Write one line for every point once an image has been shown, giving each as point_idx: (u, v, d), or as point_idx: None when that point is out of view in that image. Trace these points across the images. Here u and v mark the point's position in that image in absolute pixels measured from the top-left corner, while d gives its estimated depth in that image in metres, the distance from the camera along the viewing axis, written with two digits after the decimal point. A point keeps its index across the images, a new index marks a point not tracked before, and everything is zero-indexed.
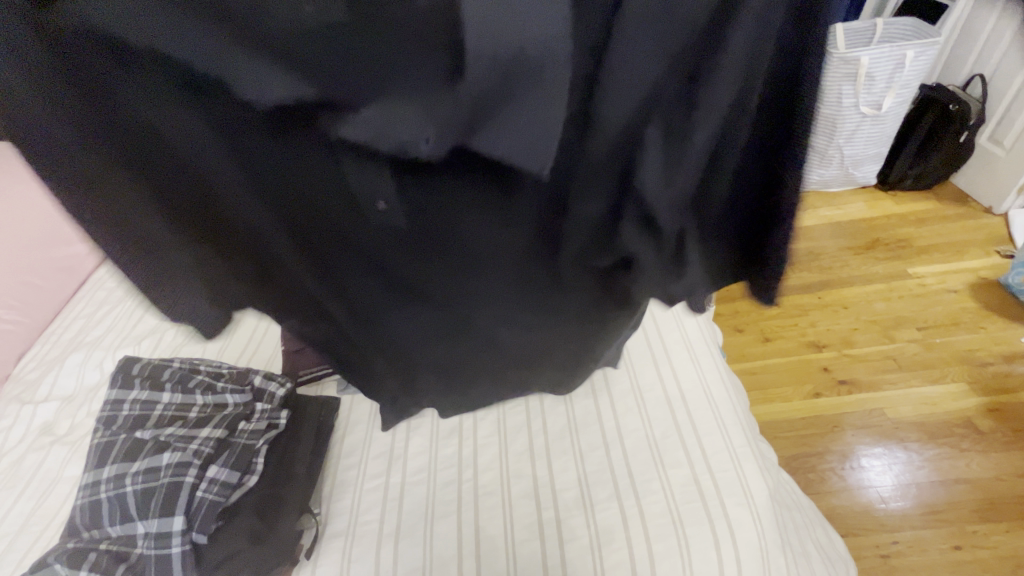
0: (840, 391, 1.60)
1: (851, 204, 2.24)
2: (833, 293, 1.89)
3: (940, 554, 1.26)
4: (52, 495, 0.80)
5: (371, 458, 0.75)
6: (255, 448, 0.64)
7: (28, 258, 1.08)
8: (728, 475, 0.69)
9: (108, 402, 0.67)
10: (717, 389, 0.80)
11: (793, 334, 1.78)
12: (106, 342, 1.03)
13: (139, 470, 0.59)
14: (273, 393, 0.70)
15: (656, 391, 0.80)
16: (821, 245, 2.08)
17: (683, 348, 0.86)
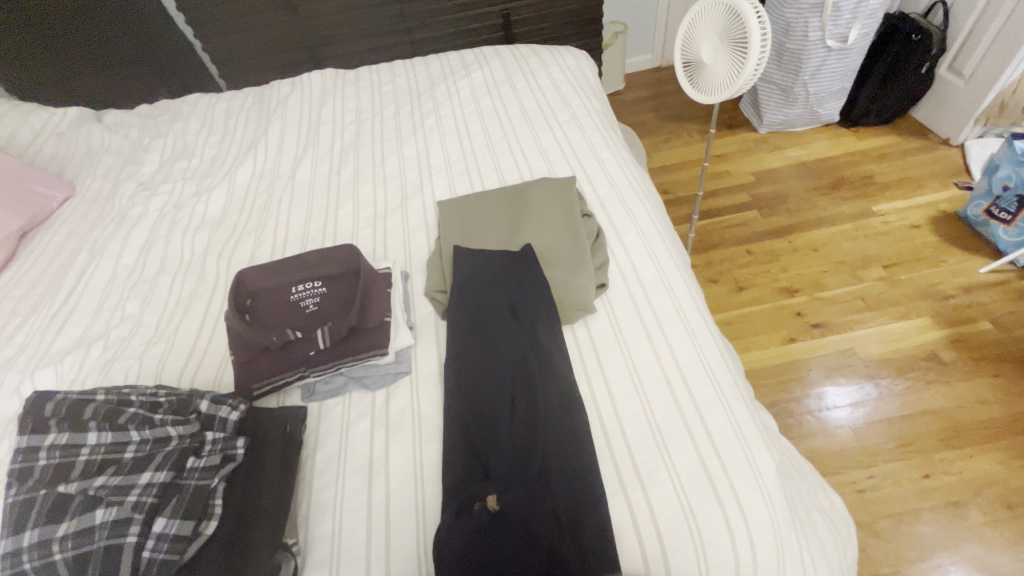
0: (812, 334, 1.63)
1: (816, 142, 2.27)
2: (802, 237, 1.91)
3: (911, 485, 1.31)
4: None
5: (350, 471, 0.68)
6: (212, 487, 0.54)
7: None
8: (737, 456, 0.65)
9: (20, 452, 0.55)
10: (715, 361, 0.75)
11: (766, 281, 1.80)
12: (23, 362, 0.89)
13: (68, 534, 0.50)
14: (224, 420, 0.59)
15: (654, 369, 0.74)
16: (788, 187, 2.10)
17: (677, 319, 0.79)
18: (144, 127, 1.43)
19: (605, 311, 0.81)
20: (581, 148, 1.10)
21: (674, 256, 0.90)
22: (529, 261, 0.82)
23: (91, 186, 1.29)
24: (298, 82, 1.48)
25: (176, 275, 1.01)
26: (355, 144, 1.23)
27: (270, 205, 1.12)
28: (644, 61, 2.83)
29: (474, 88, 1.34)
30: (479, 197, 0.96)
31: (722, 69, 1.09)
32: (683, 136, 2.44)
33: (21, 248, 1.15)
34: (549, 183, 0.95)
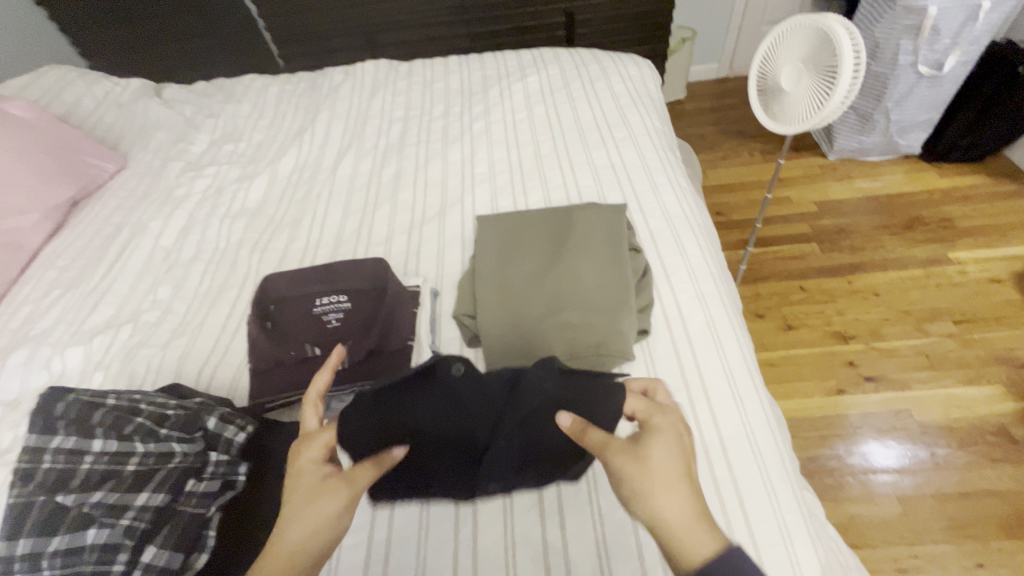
0: (864, 388, 1.50)
1: (890, 176, 2.09)
2: (864, 279, 1.76)
3: (960, 572, 1.18)
4: None
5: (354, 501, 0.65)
6: (206, 518, 0.52)
7: None
8: (777, 551, 0.58)
9: (25, 452, 0.54)
10: (762, 435, 0.68)
11: (818, 323, 1.67)
12: (54, 338, 0.91)
13: (57, 552, 0.47)
14: (230, 440, 0.57)
15: (691, 436, 0.66)
16: (853, 222, 1.95)
17: (723, 380, 0.71)
18: (199, 105, 1.45)
19: (644, 361, 0.73)
20: (635, 172, 1.02)
21: (725, 303, 0.82)
22: (564, 297, 0.75)
23: (141, 161, 1.31)
24: (351, 71, 1.45)
25: (209, 263, 1.00)
26: (399, 143, 1.20)
27: (308, 199, 1.10)
28: (710, 70, 2.69)
29: (529, 93, 1.28)
30: (521, 214, 0.90)
31: (803, 98, 0.98)
32: (744, 155, 2.30)
33: (70, 218, 1.18)
34: (597, 209, 0.88)
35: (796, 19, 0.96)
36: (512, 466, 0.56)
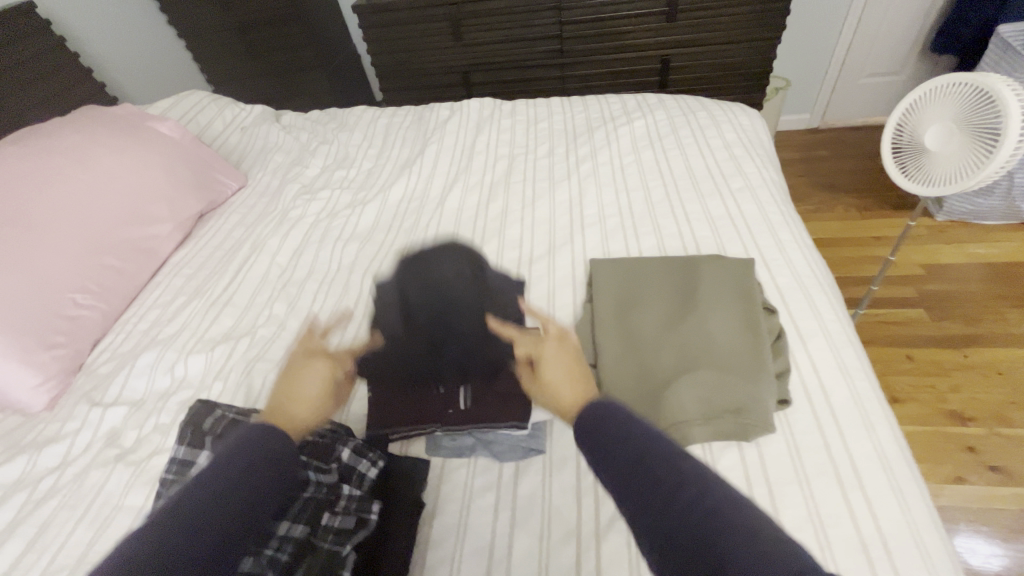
0: (988, 479, 1.33)
1: (1010, 242, 1.91)
2: (983, 355, 1.59)
3: None
4: (111, 527, 0.72)
5: (467, 552, 0.62)
6: (343, 556, 0.49)
7: (107, 239, 1.02)
8: None
9: (175, 463, 0.56)
10: (929, 536, 0.59)
11: (929, 399, 1.51)
12: (179, 344, 0.95)
13: None
14: (362, 476, 0.56)
15: (845, 527, 0.59)
16: (968, 290, 1.78)
17: (877, 465, 0.64)
18: (314, 132, 1.54)
19: (782, 432, 0.67)
20: (757, 225, 0.97)
21: (869, 377, 0.74)
22: (696, 355, 0.71)
23: (260, 180, 1.39)
24: (457, 107, 1.51)
25: (321, 284, 1.04)
26: (505, 179, 1.21)
27: (416, 227, 1.12)
28: (801, 120, 2.61)
29: (635, 137, 1.27)
30: (641, 261, 0.87)
31: (953, 160, 0.91)
32: (838, 209, 2.18)
33: (196, 229, 1.26)
34: (725, 262, 0.84)
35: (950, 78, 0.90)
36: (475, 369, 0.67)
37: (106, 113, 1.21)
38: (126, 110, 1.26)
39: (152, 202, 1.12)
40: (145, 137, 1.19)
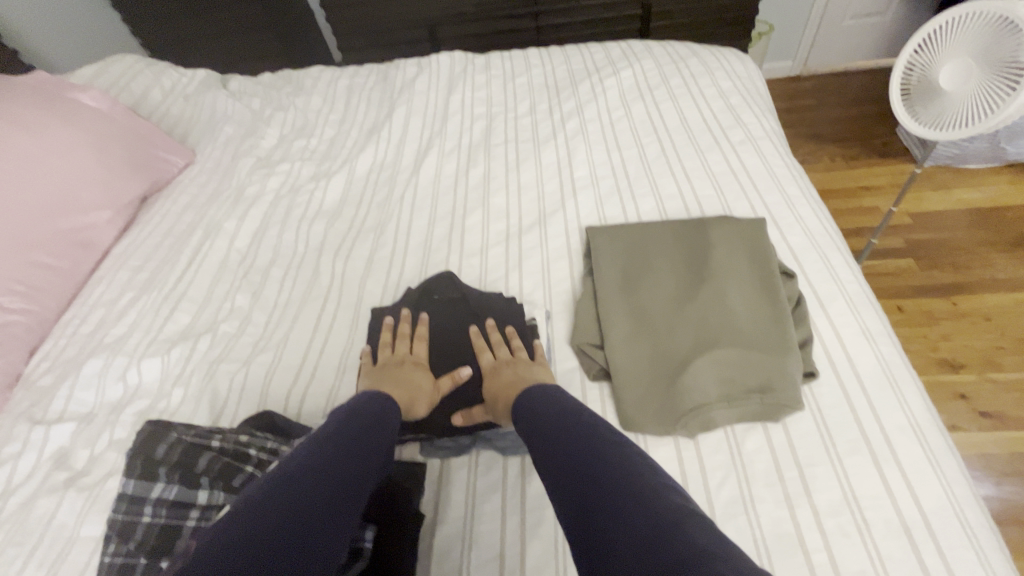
0: (979, 424, 1.34)
1: (995, 186, 1.90)
2: (971, 301, 1.59)
3: None
4: (66, 563, 0.63)
5: (476, 564, 0.56)
6: None
7: (34, 232, 0.89)
8: None
9: (122, 500, 0.47)
10: (972, 511, 0.55)
11: (921, 348, 1.51)
12: (129, 347, 0.84)
13: None
14: None
15: (885, 508, 0.54)
16: (955, 236, 1.77)
17: (913, 439, 0.59)
18: (266, 98, 1.38)
19: (810, 410, 0.62)
20: (762, 181, 0.90)
21: (897, 343, 0.69)
22: (712, 330, 0.64)
23: (210, 155, 1.25)
24: (425, 63, 1.36)
25: (288, 268, 0.93)
26: (485, 142, 1.10)
27: (390, 201, 1.01)
28: (783, 67, 2.52)
29: (624, 89, 1.16)
30: (643, 227, 0.79)
31: (972, 99, 0.84)
32: (823, 160, 2.13)
33: (140, 214, 1.12)
34: (736, 224, 0.76)
35: (971, 7, 0.82)
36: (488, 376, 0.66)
37: (15, 82, 1.04)
38: (41, 78, 1.09)
39: (83, 186, 0.97)
40: (66, 110, 1.03)
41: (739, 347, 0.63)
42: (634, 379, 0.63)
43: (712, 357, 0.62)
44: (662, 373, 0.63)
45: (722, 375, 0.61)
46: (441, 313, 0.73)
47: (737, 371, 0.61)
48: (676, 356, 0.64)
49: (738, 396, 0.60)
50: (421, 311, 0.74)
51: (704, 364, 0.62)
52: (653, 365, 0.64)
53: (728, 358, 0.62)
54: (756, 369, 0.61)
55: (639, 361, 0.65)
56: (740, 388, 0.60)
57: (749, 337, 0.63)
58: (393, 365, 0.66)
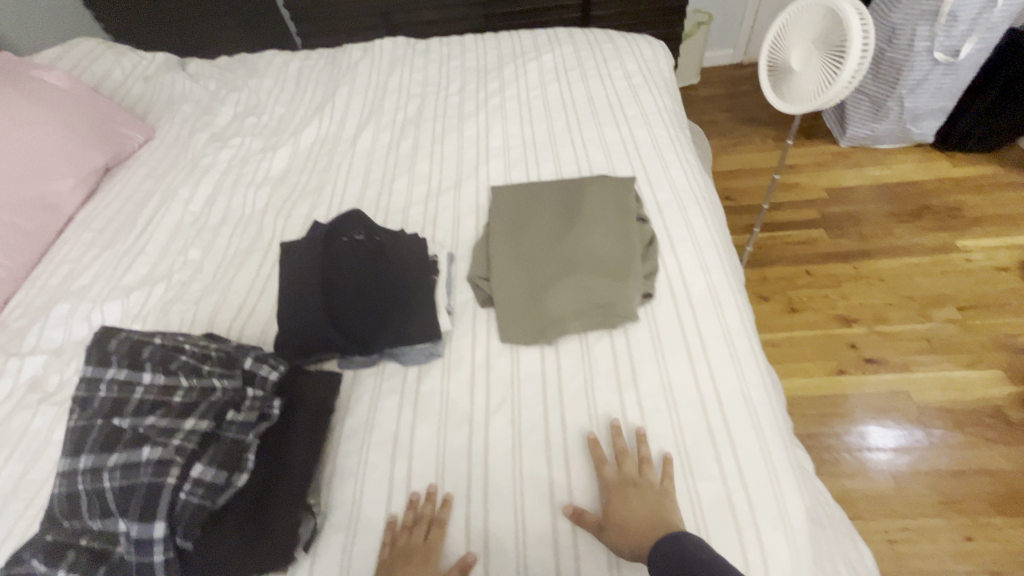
0: (865, 369, 1.53)
1: (903, 164, 2.09)
2: (870, 265, 1.78)
3: (948, 545, 1.21)
4: (40, 460, 0.76)
5: (374, 443, 0.70)
6: (246, 444, 0.57)
7: (3, 197, 1.00)
8: (765, 494, 0.62)
9: (83, 380, 0.60)
10: (758, 393, 0.71)
11: (823, 306, 1.69)
12: (93, 293, 0.96)
13: (116, 465, 0.53)
14: (265, 378, 0.62)
15: (690, 390, 0.71)
16: (864, 209, 1.96)
17: (722, 342, 0.75)
18: (222, 79, 1.49)
19: (648, 323, 0.78)
20: (646, 148, 1.05)
21: (730, 274, 0.85)
22: (575, 261, 0.80)
23: (169, 131, 1.36)
24: (370, 47, 1.48)
25: (236, 227, 1.06)
26: (417, 118, 1.23)
27: (329, 169, 1.14)
28: (725, 55, 2.68)
29: (543, 71, 1.30)
30: (534, 185, 0.94)
31: (813, 79, 1.00)
32: (755, 141, 2.30)
33: (103, 185, 1.23)
34: (606, 181, 0.92)
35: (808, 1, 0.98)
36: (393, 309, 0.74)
37: None
38: (6, 59, 1.19)
39: (48, 157, 1.09)
40: (30, 87, 1.13)
41: (593, 273, 0.78)
42: (510, 301, 0.79)
43: (571, 281, 0.78)
44: (532, 296, 0.79)
45: (577, 295, 0.77)
46: (355, 249, 0.77)
47: (589, 291, 0.77)
48: (544, 282, 0.79)
49: (588, 310, 0.76)
50: (336, 247, 0.77)
51: (564, 287, 0.77)
52: (526, 290, 0.80)
53: (584, 282, 0.78)
54: (604, 289, 0.77)
55: (516, 287, 0.80)
56: (590, 304, 0.76)
57: (603, 266, 0.79)
58: (309, 296, 0.72)
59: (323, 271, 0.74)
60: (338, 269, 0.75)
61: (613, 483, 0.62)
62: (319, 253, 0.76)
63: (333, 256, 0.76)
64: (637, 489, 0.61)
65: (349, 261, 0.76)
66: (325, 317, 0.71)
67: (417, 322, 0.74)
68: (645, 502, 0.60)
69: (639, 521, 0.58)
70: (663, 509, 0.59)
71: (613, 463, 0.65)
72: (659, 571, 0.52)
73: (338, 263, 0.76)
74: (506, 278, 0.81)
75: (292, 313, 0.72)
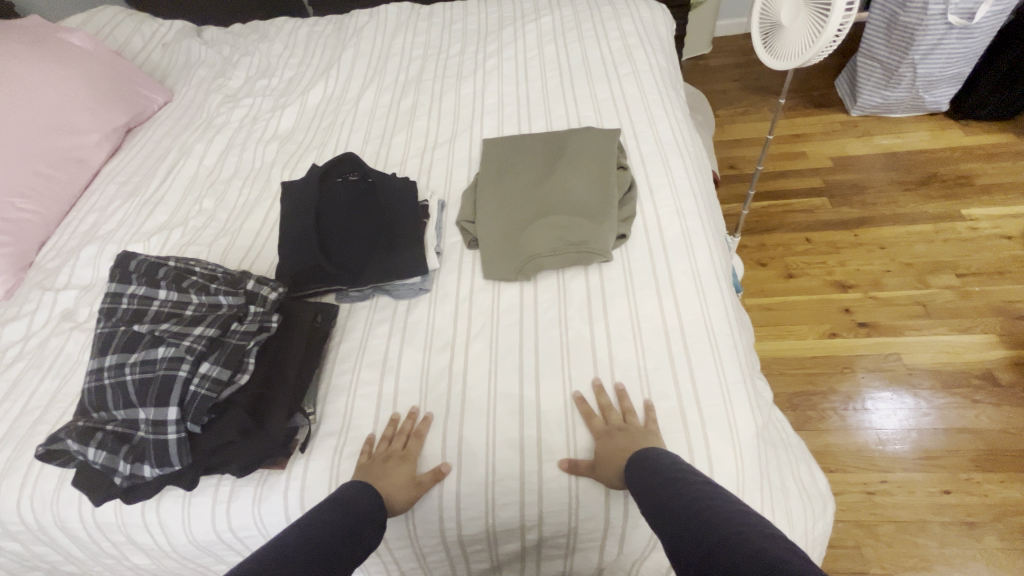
0: (857, 333, 1.55)
1: (914, 133, 2.06)
2: (872, 233, 1.78)
3: (927, 498, 1.24)
4: (73, 377, 0.85)
5: (364, 364, 0.77)
6: (247, 348, 0.64)
7: (37, 148, 1.09)
8: (717, 410, 0.67)
9: (108, 294, 0.69)
10: (720, 324, 0.76)
11: (820, 272, 1.71)
12: (118, 237, 1.05)
13: (135, 362, 0.62)
14: (265, 297, 0.70)
15: (655, 321, 0.76)
16: (870, 177, 1.94)
17: (690, 279, 0.80)
18: (235, 45, 1.55)
19: (621, 262, 0.83)
20: (634, 104, 1.09)
21: (705, 220, 0.89)
22: (554, 206, 0.86)
23: (186, 93, 1.43)
24: (375, 12, 1.53)
25: (246, 179, 1.13)
26: (417, 78, 1.28)
27: (333, 127, 1.20)
28: (738, 24, 2.64)
29: (541, 33, 1.33)
30: (521, 138, 0.99)
31: (801, 34, 1.02)
32: (764, 110, 2.28)
33: (126, 142, 1.32)
34: (591, 133, 0.96)
35: None
36: (378, 239, 0.84)
37: (13, 25, 1.22)
38: (35, 22, 1.27)
39: (75, 112, 1.17)
40: (58, 48, 1.21)
41: (570, 216, 0.84)
42: (491, 244, 0.85)
43: (548, 223, 0.83)
44: (513, 239, 0.85)
45: (553, 235, 0.82)
46: (346, 189, 0.89)
47: (565, 232, 0.82)
48: (524, 226, 0.85)
49: (564, 248, 0.81)
50: (328, 187, 0.89)
51: (541, 228, 0.83)
52: (507, 234, 0.85)
53: (561, 223, 0.83)
54: (579, 230, 0.82)
55: (498, 231, 0.86)
56: (566, 243, 0.81)
57: (579, 210, 0.84)
58: (308, 231, 0.83)
59: (316, 208, 0.86)
60: (331, 206, 0.87)
61: (600, 430, 0.65)
62: (315, 191, 0.88)
63: (325, 196, 0.87)
64: (622, 432, 0.64)
65: (340, 200, 0.88)
66: (319, 247, 0.82)
67: (402, 256, 0.82)
68: (628, 441, 0.63)
69: (623, 459, 0.60)
70: (632, 441, 0.63)
71: (600, 416, 0.68)
72: (634, 485, 0.56)
73: (331, 202, 0.87)
74: (489, 224, 0.87)
75: (292, 245, 0.83)
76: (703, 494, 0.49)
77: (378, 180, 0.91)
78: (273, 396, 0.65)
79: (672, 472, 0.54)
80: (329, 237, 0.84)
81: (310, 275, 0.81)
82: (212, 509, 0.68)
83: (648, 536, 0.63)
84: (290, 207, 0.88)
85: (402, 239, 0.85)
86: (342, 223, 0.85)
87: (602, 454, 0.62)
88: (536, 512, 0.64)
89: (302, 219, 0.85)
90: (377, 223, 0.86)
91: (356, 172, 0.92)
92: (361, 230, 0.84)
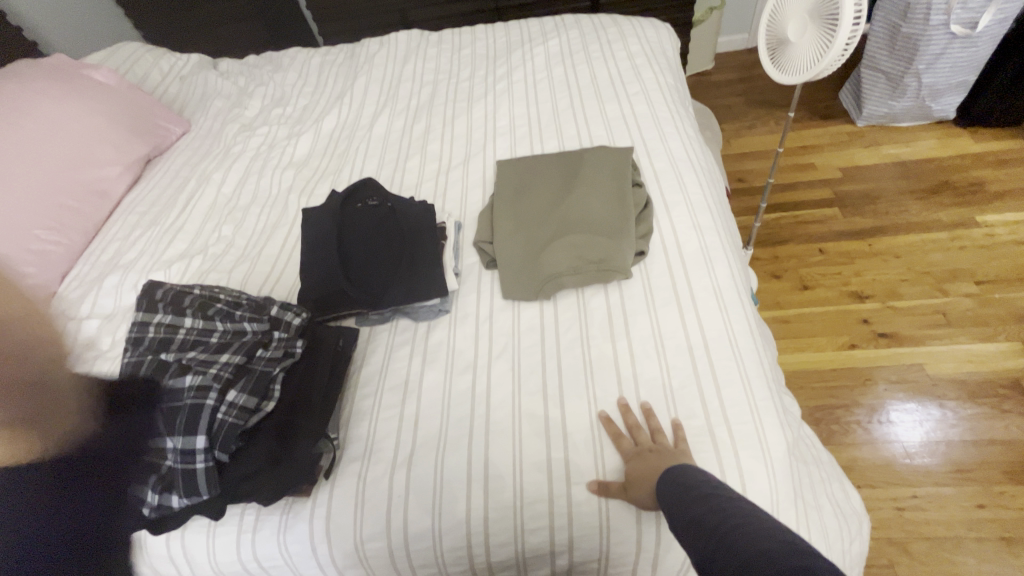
0: (877, 343, 1.52)
1: (922, 142, 2.06)
2: (885, 242, 1.77)
3: (960, 512, 1.21)
4: None
5: (387, 387, 0.77)
6: (273, 374, 0.65)
7: (62, 180, 1.11)
8: (746, 428, 0.66)
9: (136, 324, 0.70)
10: (743, 340, 0.75)
11: (835, 283, 1.69)
12: (140, 266, 1.07)
13: (163, 391, 0.62)
14: (289, 322, 0.71)
15: (678, 337, 0.75)
16: (880, 186, 1.94)
17: (711, 295, 0.79)
18: (250, 75, 1.59)
19: (640, 279, 0.83)
20: (645, 122, 1.10)
21: (722, 235, 0.88)
22: (571, 226, 0.86)
23: (203, 123, 1.47)
24: (386, 40, 1.56)
25: (264, 206, 1.15)
26: (429, 103, 1.31)
27: (347, 152, 1.22)
28: (739, 40, 2.68)
29: (549, 56, 1.36)
30: (535, 159, 1.00)
31: (808, 49, 1.03)
32: (769, 123, 2.30)
33: (146, 173, 1.35)
34: (605, 152, 0.97)
35: None
36: (397, 262, 0.85)
37: (38, 63, 1.26)
38: (59, 60, 1.31)
39: (97, 145, 1.20)
40: (81, 85, 1.25)
41: (588, 234, 0.84)
42: (511, 264, 0.85)
43: (567, 242, 0.83)
44: (532, 258, 0.85)
45: (572, 254, 0.82)
46: (366, 214, 0.91)
47: (583, 251, 0.82)
48: (542, 246, 0.85)
49: (583, 268, 0.81)
50: (348, 213, 0.90)
51: (560, 247, 0.83)
52: (525, 254, 0.86)
53: (579, 242, 0.83)
54: (598, 248, 0.82)
55: (516, 251, 0.87)
56: (585, 262, 0.81)
57: (597, 229, 0.85)
58: (329, 255, 0.84)
59: (337, 233, 0.87)
60: (352, 231, 0.88)
61: (630, 452, 0.64)
62: (335, 217, 0.89)
63: (346, 221, 0.89)
64: (653, 453, 0.63)
65: (360, 225, 0.89)
66: (341, 272, 0.83)
67: (421, 278, 0.83)
68: (657, 462, 0.62)
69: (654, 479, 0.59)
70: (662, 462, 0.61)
71: (628, 437, 0.67)
72: (667, 506, 0.54)
73: (351, 227, 0.89)
74: (508, 244, 0.87)
75: (314, 270, 0.84)
76: (736, 509, 0.48)
77: (397, 204, 0.93)
78: (298, 423, 0.65)
79: (704, 489, 0.53)
80: (349, 261, 0.85)
81: (332, 299, 0.82)
82: (237, 538, 0.67)
83: (681, 560, 0.62)
84: (311, 233, 0.89)
85: (420, 261, 0.85)
86: (362, 247, 0.86)
87: (631, 475, 0.62)
88: (566, 537, 0.63)
89: (323, 244, 0.86)
90: (396, 247, 0.87)
91: (376, 197, 0.94)
92: (381, 254, 0.85)
